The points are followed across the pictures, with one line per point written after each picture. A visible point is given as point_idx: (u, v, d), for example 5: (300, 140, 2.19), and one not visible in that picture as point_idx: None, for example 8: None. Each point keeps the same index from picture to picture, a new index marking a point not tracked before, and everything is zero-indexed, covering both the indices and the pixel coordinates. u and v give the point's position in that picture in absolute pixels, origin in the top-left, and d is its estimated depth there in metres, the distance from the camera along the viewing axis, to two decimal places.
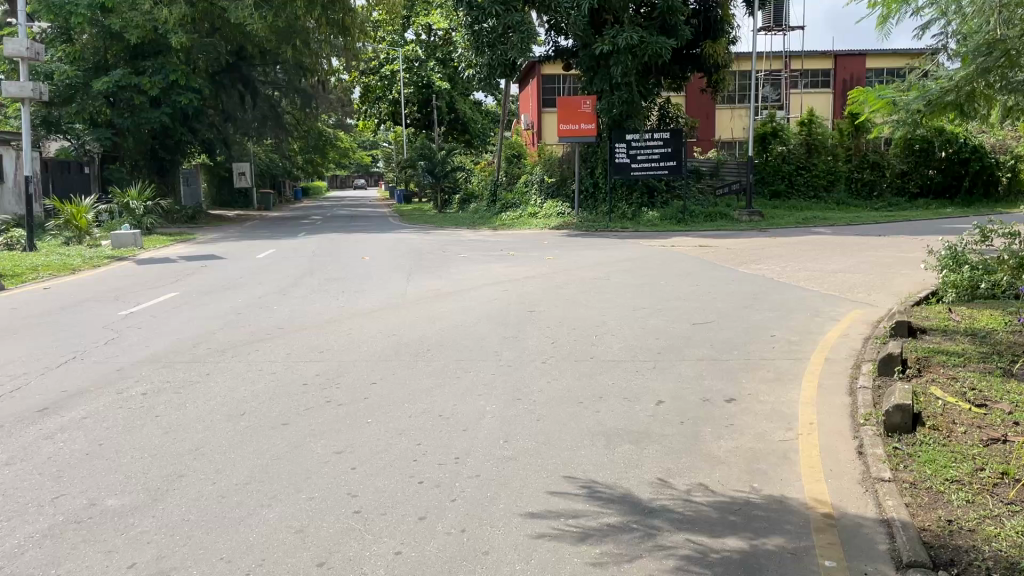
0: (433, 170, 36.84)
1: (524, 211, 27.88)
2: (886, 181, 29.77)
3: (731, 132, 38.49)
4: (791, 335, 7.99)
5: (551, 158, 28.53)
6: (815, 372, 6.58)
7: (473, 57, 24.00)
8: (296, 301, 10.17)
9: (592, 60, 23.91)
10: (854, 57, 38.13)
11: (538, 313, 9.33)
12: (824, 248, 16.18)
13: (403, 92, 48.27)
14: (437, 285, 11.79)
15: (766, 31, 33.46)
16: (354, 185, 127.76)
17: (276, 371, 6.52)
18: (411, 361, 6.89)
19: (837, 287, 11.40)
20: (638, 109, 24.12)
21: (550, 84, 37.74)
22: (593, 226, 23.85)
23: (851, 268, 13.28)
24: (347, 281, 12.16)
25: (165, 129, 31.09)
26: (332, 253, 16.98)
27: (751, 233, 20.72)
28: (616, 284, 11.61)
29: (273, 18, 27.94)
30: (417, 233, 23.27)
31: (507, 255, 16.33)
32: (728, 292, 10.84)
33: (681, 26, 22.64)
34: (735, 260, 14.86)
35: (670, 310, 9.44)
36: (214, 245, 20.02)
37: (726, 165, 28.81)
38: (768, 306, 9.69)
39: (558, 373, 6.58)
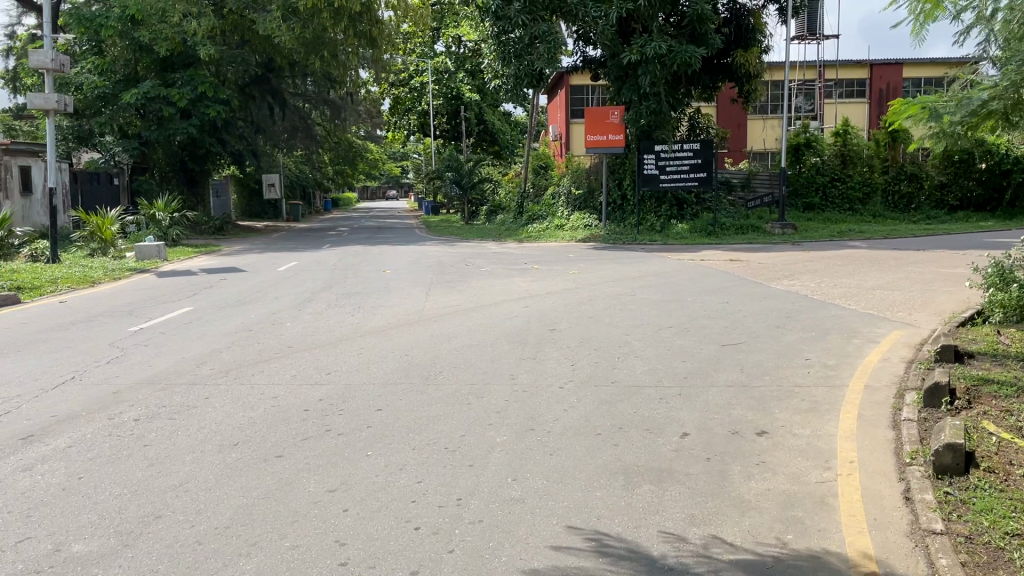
0: (460, 182, 36.64)
1: (550, 223, 27.52)
2: (923, 193, 28.99)
3: (763, 143, 37.86)
4: (827, 359, 7.51)
5: (578, 170, 28.18)
6: (854, 402, 6.11)
7: (500, 68, 23.72)
8: (310, 318, 9.89)
9: (621, 70, 23.55)
10: (890, 66, 37.35)
11: (558, 332, 8.94)
12: (860, 263, 15.61)
13: (432, 103, 48.25)
14: (457, 300, 11.44)
15: (799, 40, 32.85)
16: (384, 196, 128.29)
17: (278, 395, 6.19)
18: (421, 385, 6.53)
19: (875, 305, 10.87)
20: (666, 119, 23.67)
21: (579, 95, 37.41)
22: (620, 238, 23.43)
23: (890, 284, 12.70)
24: (366, 296, 11.87)
25: (194, 141, 31.24)
26: (354, 266, 16.72)
27: (784, 247, 20.14)
28: (642, 301, 11.19)
29: (301, 30, 27.96)
30: (442, 246, 23.01)
31: (531, 269, 15.96)
32: (758, 309, 10.37)
33: (712, 35, 22.18)
34: (768, 275, 14.33)
35: (698, 329, 9.00)
36: (238, 257, 19.92)
37: (758, 177, 28.22)
38: (801, 325, 9.20)
39: (576, 399, 6.18)
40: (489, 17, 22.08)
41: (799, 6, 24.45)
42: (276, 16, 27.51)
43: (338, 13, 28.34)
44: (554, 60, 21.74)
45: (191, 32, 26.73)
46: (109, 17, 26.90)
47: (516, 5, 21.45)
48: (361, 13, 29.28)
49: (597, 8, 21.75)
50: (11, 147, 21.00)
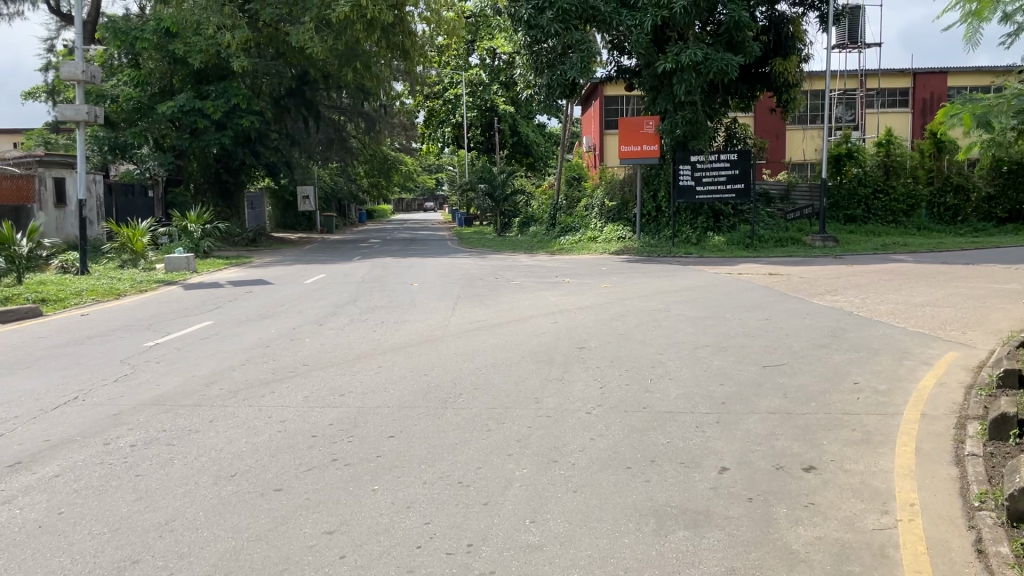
0: (493, 194, 36.32)
1: (583, 235, 27.07)
2: (971, 205, 27.99)
3: (803, 153, 37.05)
4: (878, 383, 6.94)
5: (612, 181, 27.73)
6: (911, 433, 5.56)
7: (532, 78, 23.40)
8: (330, 333, 9.57)
9: (656, 79, 23.06)
10: (935, 74, 36.38)
11: (588, 350, 8.49)
12: (907, 277, 14.91)
13: (466, 115, 48.15)
14: (483, 315, 11.04)
15: (840, 49, 32.08)
16: (419, 209, 128.73)
17: (286, 418, 5.80)
18: (438, 407, 6.12)
19: (926, 323, 10.21)
20: (703, 129, 23.11)
21: (613, 106, 36.97)
22: (654, 251, 22.91)
23: (941, 301, 12.02)
24: (390, 310, 11.52)
25: (228, 153, 31.38)
26: (381, 278, 16.42)
27: (825, 260, 19.44)
28: (677, 317, 10.69)
29: (333, 42, 27.93)
30: (473, 258, 22.68)
31: (561, 282, 15.53)
32: (801, 327, 9.81)
33: (750, 43, 21.57)
34: (809, 290, 13.72)
35: (736, 349, 8.48)
36: (267, 269, 19.77)
37: (798, 189, 27.51)
38: (848, 345, 8.63)
39: (604, 426, 5.72)
40: (521, 27, 21.69)
41: (841, 13, 23.75)
42: (310, 28, 27.49)
43: (371, 25, 28.27)
44: (588, 69, 21.31)
45: (225, 44, 26.82)
46: (144, 30, 27.12)
47: (549, 13, 21.07)
48: (393, 24, 29.20)
49: (632, 16, 21.06)
50: (45, 159, 21.15)
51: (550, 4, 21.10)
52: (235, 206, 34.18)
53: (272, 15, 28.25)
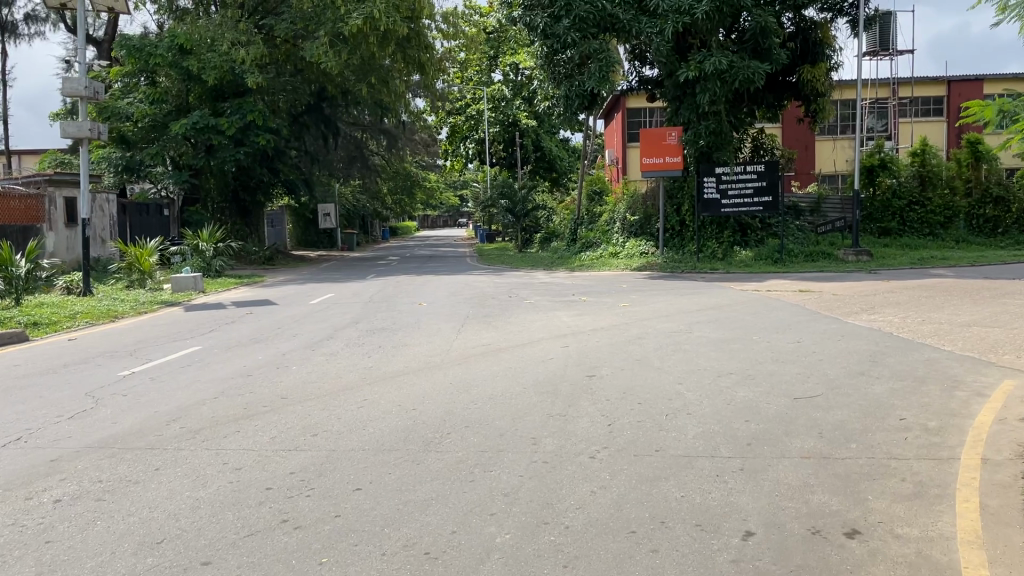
0: (514, 210, 35.59)
1: (604, 251, 26.26)
2: (1012, 217, 26.73)
3: (833, 165, 35.97)
4: (927, 420, 6.08)
5: (634, 196, 26.88)
6: (972, 484, 4.71)
7: (550, 89, 22.73)
8: (321, 359, 8.88)
9: (679, 89, 22.31)
10: (970, 82, 35.14)
11: (598, 379, 7.69)
12: (948, 294, 13.93)
13: (488, 131, 47.66)
14: (489, 338, 10.30)
15: (870, 57, 31.09)
16: (445, 225, 128.06)
17: (244, 465, 5.09)
18: (420, 451, 5.36)
19: (975, 346, 9.27)
20: (728, 140, 22.28)
21: (636, 118, 36.18)
22: (678, 266, 22.04)
23: (989, 320, 11.05)
24: (391, 332, 10.82)
25: (246, 171, 31.02)
26: (390, 297, 15.73)
27: (858, 276, 18.44)
28: (699, 339, 9.87)
29: (348, 56, 27.55)
30: (489, 275, 21.98)
31: (579, 301, 14.77)
32: (836, 351, 8.94)
33: (777, 50, 20.70)
34: (844, 308, 12.80)
35: (763, 377, 7.65)
36: (276, 289, 19.19)
37: (829, 201, 26.53)
38: (889, 373, 7.75)
39: (608, 476, 4.92)
40: (538, 36, 21.03)
41: (871, 18, 22.82)
42: (324, 42, 27.17)
43: (385, 38, 28.01)
44: (606, 78, 20.53)
45: (240, 60, 26.64)
46: (158, 47, 26.89)
47: (566, 22, 20.40)
48: (409, 37, 28.85)
49: (653, 23, 20.23)
50: (55, 177, 20.84)
51: (567, 12, 20.45)
52: (253, 224, 33.85)
53: (287, 30, 28.20)
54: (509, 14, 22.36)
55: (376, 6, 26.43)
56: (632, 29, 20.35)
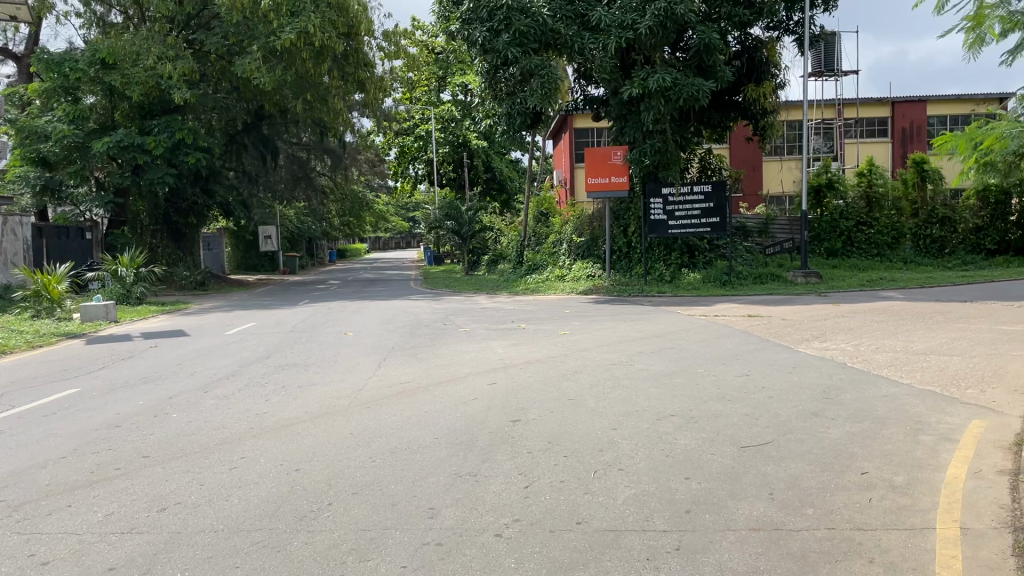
0: (460, 232, 34.73)
1: (550, 274, 25.54)
2: (957, 237, 26.52)
3: (781, 186, 35.92)
4: (894, 476, 5.22)
5: (581, 217, 26.18)
6: (953, 566, 3.85)
7: (491, 107, 21.99)
8: (212, 403, 7.82)
9: (623, 107, 21.73)
10: (914, 103, 35.48)
11: (522, 425, 6.73)
12: (902, 318, 13.32)
13: (437, 151, 46.82)
14: (409, 373, 9.30)
15: (816, 77, 31.06)
16: (397, 247, 126.77)
17: (53, 559, 4.02)
18: (286, 532, 4.35)
19: (934, 378, 8.54)
20: (674, 159, 21.68)
21: (583, 138, 35.73)
22: (625, 290, 21.35)
23: (946, 347, 10.41)
24: (302, 369, 9.76)
25: (176, 190, 30.18)
26: (315, 326, 14.62)
27: (808, 299, 17.86)
28: (640, 374, 8.98)
29: (281, 73, 26.66)
30: (428, 300, 21.01)
31: (517, 328, 13.89)
32: (788, 387, 8.12)
33: (722, 67, 20.18)
34: (795, 335, 12.08)
35: (709, 421, 6.78)
36: (197, 317, 17.94)
37: (777, 222, 26.17)
38: (846, 413, 6.94)
39: (513, 563, 3.95)
40: (477, 51, 20.25)
41: (816, 37, 22.50)
42: (256, 58, 26.31)
43: (320, 53, 27.27)
44: (549, 95, 19.79)
45: (166, 75, 25.68)
46: (78, 61, 25.66)
47: (504, 36, 19.52)
48: (347, 53, 28.19)
49: (594, 39, 19.55)
50: None
51: (506, 26, 19.58)
52: (186, 247, 32.54)
53: (218, 45, 27.43)
54: (446, 29, 21.52)
55: (310, 20, 25.60)
56: (575, 45, 19.64)
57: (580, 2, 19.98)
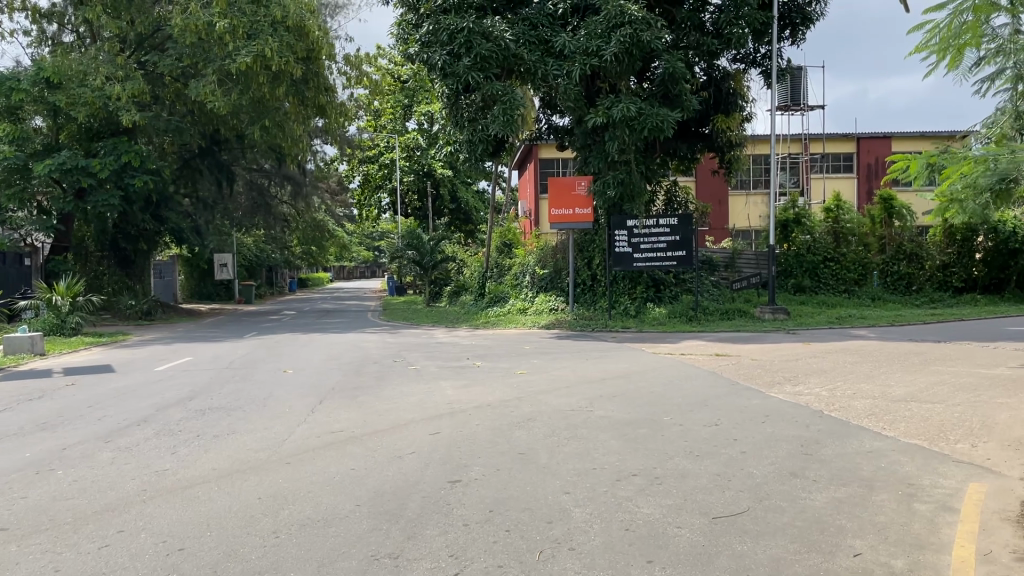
0: (421, 262, 33.78)
1: (512, 306, 24.73)
2: (924, 274, 26.17)
3: (747, 220, 35.71)
4: (893, 561, 4.41)
5: (544, 248, 25.49)
6: None
7: (452, 133, 21.33)
8: (109, 458, 6.81)
9: (588, 136, 21.16)
10: (878, 140, 35.57)
11: (461, 488, 5.83)
12: (876, 360, 12.68)
13: (402, 180, 46.07)
14: (344, 420, 8.36)
15: (782, 111, 30.95)
16: (363, 277, 125.34)
17: None
18: None
19: (920, 430, 7.83)
20: (639, 191, 21.11)
21: (549, 169, 35.27)
22: (588, 324, 20.59)
23: (925, 393, 9.76)
24: (226, 414, 8.78)
25: (124, 215, 28.96)
26: (254, 363, 13.60)
27: (777, 337, 17.22)
28: (599, 423, 8.13)
29: (238, 97, 25.76)
30: (382, 334, 20.03)
31: (472, 366, 13.05)
32: (763, 439, 7.33)
33: (687, 95, 19.63)
34: (766, 377, 11.35)
35: (675, 483, 5.94)
36: (132, 350, 16.80)
37: (743, 257, 25.69)
38: (828, 473, 6.16)
39: None
40: (437, 76, 19.52)
41: (784, 70, 22.17)
42: (211, 81, 25.42)
43: (278, 77, 26.44)
44: (511, 122, 18.97)
45: (114, 95, 24.58)
46: (21, 80, 24.48)
47: (465, 60, 18.74)
48: (307, 78, 27.38)
49: (559, 66, 18.94)
50: None
51: (467, 50, 18.82)
52: (134, 275, 31.22)
53: (171, 67, 26.48)
54: (405, 52, 20.79)
55: (267, 43, 24.74)
56: (538, 71, 19.04)
57: (544, 29, 19.46)
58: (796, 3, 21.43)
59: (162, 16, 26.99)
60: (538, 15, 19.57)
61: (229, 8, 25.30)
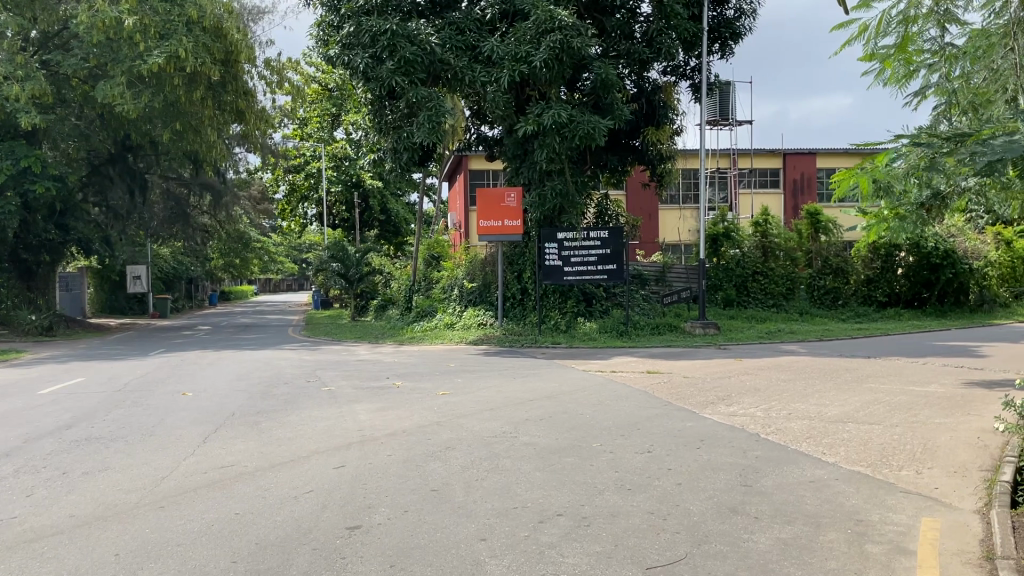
0: (346, 274, 32.69)
1: (439, 321, 23.93)
2: (850, 288, 26.42)
3: (677, 234, 35.79)
4: None
5: (473, 261, 24.80)
6: None
7: (378, 141, 20.52)
8: None
9: (519, 147, 20.65)
10: (804, 156, 36.10)
11: (361, 535, 5.07)
12: (809, 377, 12.36)
13: (329, 190, 44.85)
14: (238, 452, 7.48)
15: (711, 126, 31.07)
16: (290, 289, 122.38)
17: None
18: None
19: (862, 455, 7.39)
20: (573, 204, 20.66)
21: (478, 180, 34.65)
22: (517, 340, 19.94)
23: (861, 413, 9.41)
24: (106, 446, 7.81)
25: (25, 224, 27.19)
26: (153, 384, 12.50)
27: (708, 352, 16.90)
28: (523, 451, 7.45)
29: (149, 100, 24.40)
30: (301, 350, 19.01)
31: (391, 386, 12.25)
32: (699, 469, 6.74)
33: (619, 105, 19.24)
34: (699, 396, 10.85)
35: (604, 524, 5.28)
36: (20, 370, 15.38)
37: (674, 271, 25.48)
38: (771, 509, 5.61)
39: None
40: (359, 79, 18.69)
41: (715, 83, 22.03)
42: (119, 83, 23.93)
43: (194, 80, 25.15)
44: (436, 130, 18.27)
45: (12, 96, 22.98)
46: None
47: (389, 64, 17.94)
48: (225, 81, 26.19)
49: (487, 73, 18.29)
50: None
51: (390, 54, 18.04)
52: (37, 287, 29.35)
53: (77, 67, 24.92)
54: (325, 54, 19.88)
55: (181, 44, 23.47)
56: (465, 77, 18.37)
57: (471, 34, 18.84)
58: (726, 16, 21.31)
59: (68, 14, 25.42)
60: (465, 19, 18.94)
61: (140, 6, 23.93)
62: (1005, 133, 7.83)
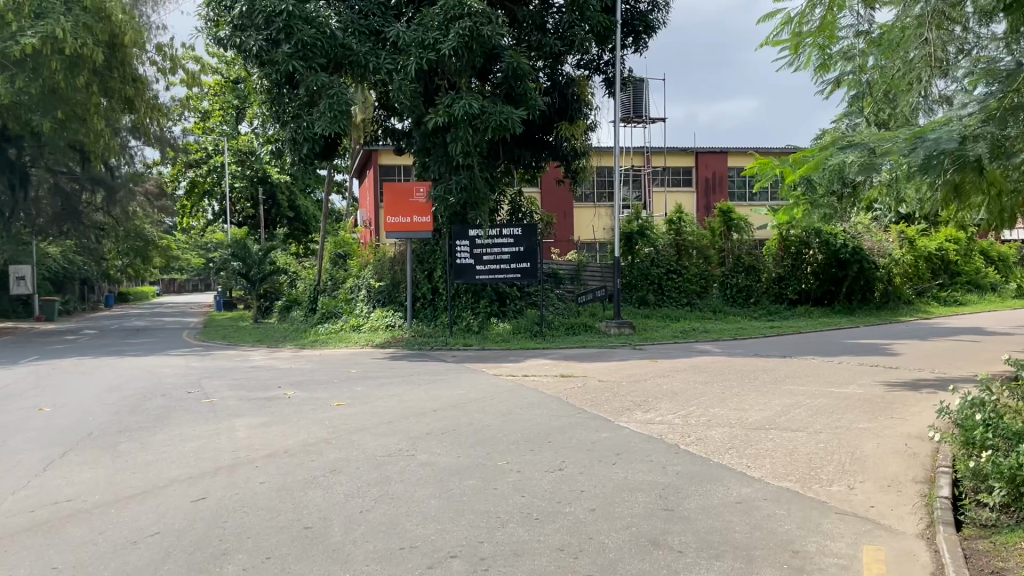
0: (248, 275, 30.59)
1: (345, 322, 22.75)
2: (762, 286, 26.45)
3: (591, 232, 35.45)
4: None
5: (382, 259, 23.68)
6: None
7: (276, 131, 19.22)
8: None
9: (427, 139, 19.72)
10: (715, 155, 36.29)
11: None
12: (727, 379, 11.87)
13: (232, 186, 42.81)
14: (81, 482, 6.33)
15: (624, 122, 30.80)
16: (195, 288, 117.52)
17: None
18: None
19: (791, 467, 6.80)
20: (483, 198, 19.74)
21: (389, 177, 33.51)
22: (427, 342, 18.99)
23: (783, 418, 8.90)
24: None
25: None
26: (8, 399, 11.03)
27: (624, 353, 16.33)
28: (418, 473, 6.58)
29: (24, 85, 22.36)
30: (192, 356, 17.56)
31: (282, 395, 11.16)
32: (614, 491, 5.99)
33: (533, 94, 18.43)
34: (615, 402, 10.14)
35: (505, 568, 4.45)
36: None
37: (589, 269, 24.94)
38: (697, 539, 4.90)
39: None
40: (253, 63, 17.41)
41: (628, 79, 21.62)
42: None
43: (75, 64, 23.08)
44: (339, 118, 17.05)
45: None
46: None
47: (285, 47, 16.78)
48: (110, 65, 24.31)
49: (392, 59, 17.31)
50: None
51: (286, 36, 16.89)
52: None
53: None
54: (214, 35, 18.47)
55: (60, 24, 21.62)
56: (368, 63, 17.31)
57: (375, 18, 17.92)
58: (638, 11, 20.86)
59: None
60: (367, 3, 18.00)
61: None
62: (945, 125, 7.17)
